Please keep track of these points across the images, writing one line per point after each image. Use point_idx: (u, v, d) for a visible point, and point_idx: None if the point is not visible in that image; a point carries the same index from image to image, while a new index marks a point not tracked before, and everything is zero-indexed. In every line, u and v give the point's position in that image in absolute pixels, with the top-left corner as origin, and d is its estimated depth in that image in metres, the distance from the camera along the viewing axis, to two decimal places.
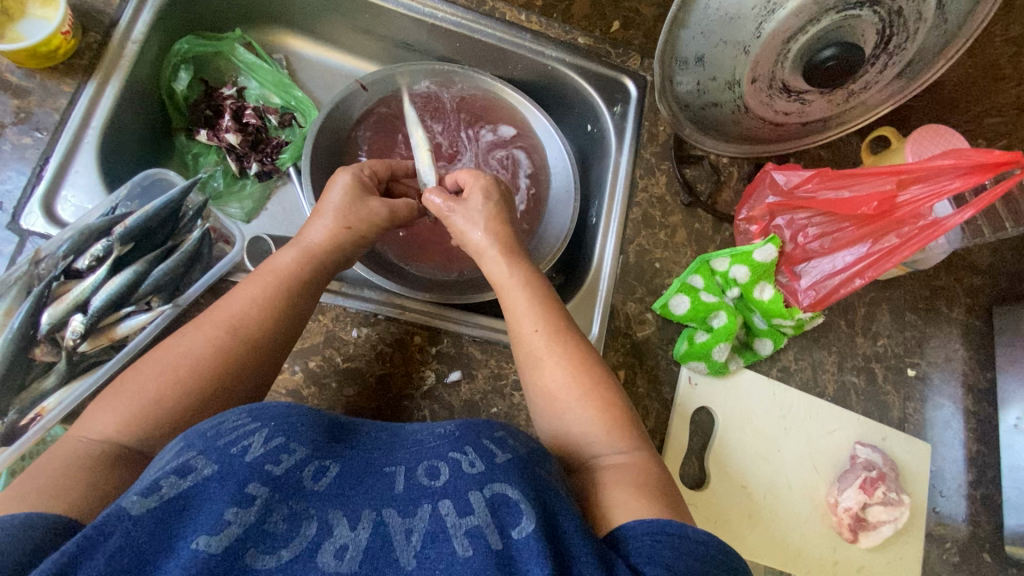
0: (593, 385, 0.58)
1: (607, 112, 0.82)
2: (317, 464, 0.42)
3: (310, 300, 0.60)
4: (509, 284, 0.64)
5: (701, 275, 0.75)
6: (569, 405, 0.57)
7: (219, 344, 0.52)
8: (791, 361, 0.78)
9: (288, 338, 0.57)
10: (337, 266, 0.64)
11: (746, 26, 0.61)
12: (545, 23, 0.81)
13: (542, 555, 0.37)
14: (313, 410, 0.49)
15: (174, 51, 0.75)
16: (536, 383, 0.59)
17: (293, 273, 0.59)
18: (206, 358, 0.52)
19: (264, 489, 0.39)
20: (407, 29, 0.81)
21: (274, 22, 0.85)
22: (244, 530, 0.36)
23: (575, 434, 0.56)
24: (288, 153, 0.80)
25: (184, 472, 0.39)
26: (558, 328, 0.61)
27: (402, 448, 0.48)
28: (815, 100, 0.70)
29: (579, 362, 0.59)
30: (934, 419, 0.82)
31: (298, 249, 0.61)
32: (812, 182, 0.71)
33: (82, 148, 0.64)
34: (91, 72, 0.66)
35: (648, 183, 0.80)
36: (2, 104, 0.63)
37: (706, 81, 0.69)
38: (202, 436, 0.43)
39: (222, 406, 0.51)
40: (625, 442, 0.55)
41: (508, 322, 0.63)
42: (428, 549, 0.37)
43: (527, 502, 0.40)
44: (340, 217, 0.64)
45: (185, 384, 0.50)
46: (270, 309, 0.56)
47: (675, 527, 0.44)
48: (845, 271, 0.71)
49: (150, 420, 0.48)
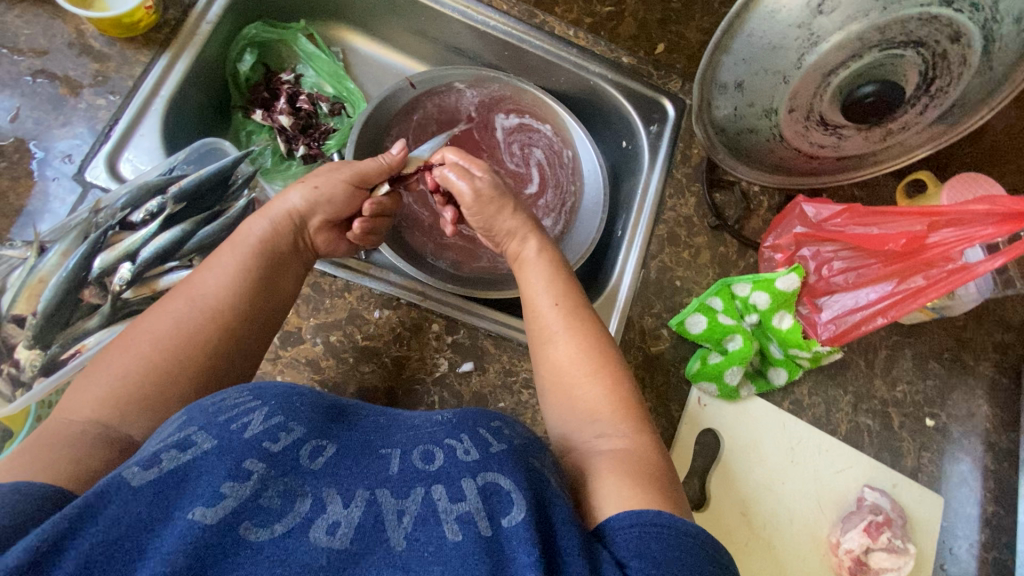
0: (602, 364, 0.59)
1: (643, 130, 0.84)
2: (314, 445, 0.43)
3: (278, 272, 0.61)
4: (533, 262, 0.67)
5: (721, 297, 0.75)
6: (575, 381, 0.58)
7: (182, 324, 0.53)
8: (805, 396, 0.78)
9: (265, 317, 0.59)
10: (300, 232, 0.64)
11: (787, 56, 0.62)
12: (591, 40, 0.84)
13: (530, 544, 0.38)
14: (315, 392, 0.51)
15: (243, 35, 0.80)
16: (547, 352, 0.61)
17: (256, 246, 0.60)
18: (174, 327, 0.53)
19: (260, 465, 0.39)
20: (459, 34, 0.84)
21: (336, 16, 0.89)
22: (239, 504, 0.37)
23: (580, 407, 0.57)
24: (334, 140, 0.84)
25: (184, 446, 0.40)
26: (576, 307, 0.63)
27: (399, 431, 0.49)
28: (851, 136, 0.70)
29: (593, 340, 0.60)
30: (950, 474, 0.79)
31: (268, 220, 0.62)
32: (841, 217, 0.72)
33: (149, 114, 0.69)
34: (166, 46, 0.71)
35: (677, 203, 0.81)
36: (84, 66, 0.69)
37: (743, 107, 0.70)
38: (203, 412, 0.44)
39: (212, 381, 0.53)
40: (638, 431, 0.55)
41: (524, 297, 0.66)
42: (419, 531, 0.38)
43: (519, 493, 0.41)
44: (308, 180, 0.65)
45: (165, 356, 0.51)
46: (237, 282, 0.57)
47: (664, 520, 0.43)
48: (867, 308, 0.71)
49: (150, 379, 0.50)
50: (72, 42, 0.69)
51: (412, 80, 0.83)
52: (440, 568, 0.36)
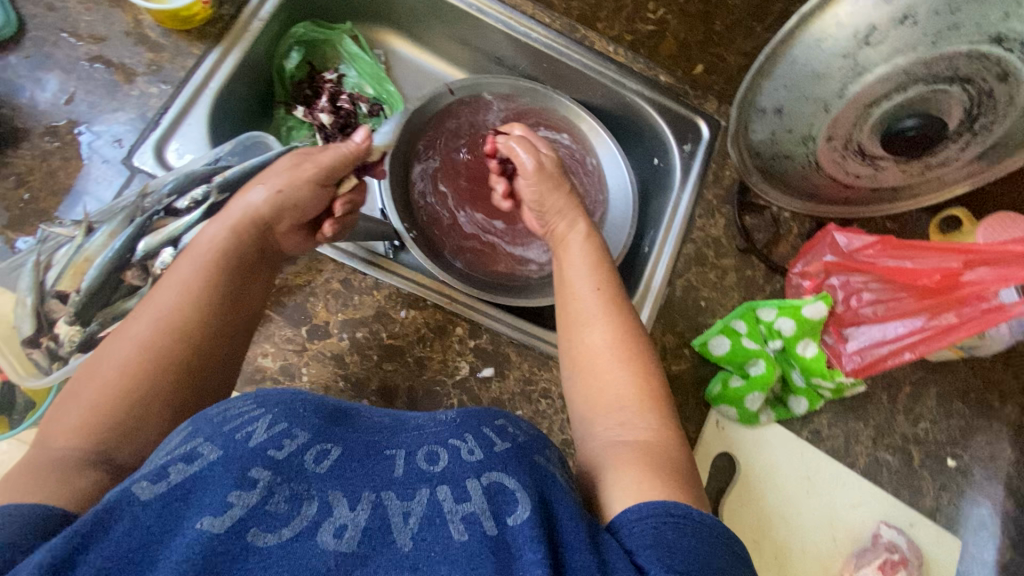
0: (634, 351, 0.59)
1: (676, 149, 0.84)
2: (319, 448, 0.44)
3: (242, 274, 0.59)
4: (576, 243, 0.69)
5: (746, 320, 0.74)
6: (607, 365, 0.58)
7: (148, 343, 0.51)
8: (824, 426, 0.77)
9: (235, 319, 0.57)
10: (264, 236, 0.62)
11: (830, 84, 0.62)
12: (630, 57, 0.85)
13: (535, 543, 0.38)
14: (316, 397, 0.51)
15: (292, 33, 0.82)
16: (580, 334, 0.61)
17: (214, 249, 0.58)
18: (139, 347, 0.51)
19: (266, 473, 0.40)
20: (500, 45, 0.86)
21: (380, 21, 0.91)
22: (246, 512, 0.37)
23: (608, 394, 0.57)
24: (371, 141, 0.86)
25: (191, 458, 0.40)
26: (614, 291, 0.64)
27: (404, 432, 0.49)
28: (888, 167, 0.69)
29: (626, 328, 0.61)
30: (969, 516, 0.78)
31: (224, 224, 0.60)
32: (874, 248, 0.71)
33: (197, 105, 0.71)
34: (219, 39, 0.73)
35: (705, 223, 0.81)
36: (139, 55, 0.71)
37: (780, 132, 0.70)
38: (208, 422, 0.44)
39: (186, 396, 0.51)
40: (662, 423, 0.54)
41: (563, 279, 0.67)
42: (425, 532, 0.39)
43: (524, 491, 0.41)
44: (269, 181, 0.63)
45: (127, 378, 0.49)
46: (201, 291, 0.55)
47: (679, 509, 0.44)
48: (895, 341, 0.70)
49: (118, 401, 0.47)
50: (129, 31, 0.71)
51: (450, 87, 0.84)
52: (447, 567, 0.37)
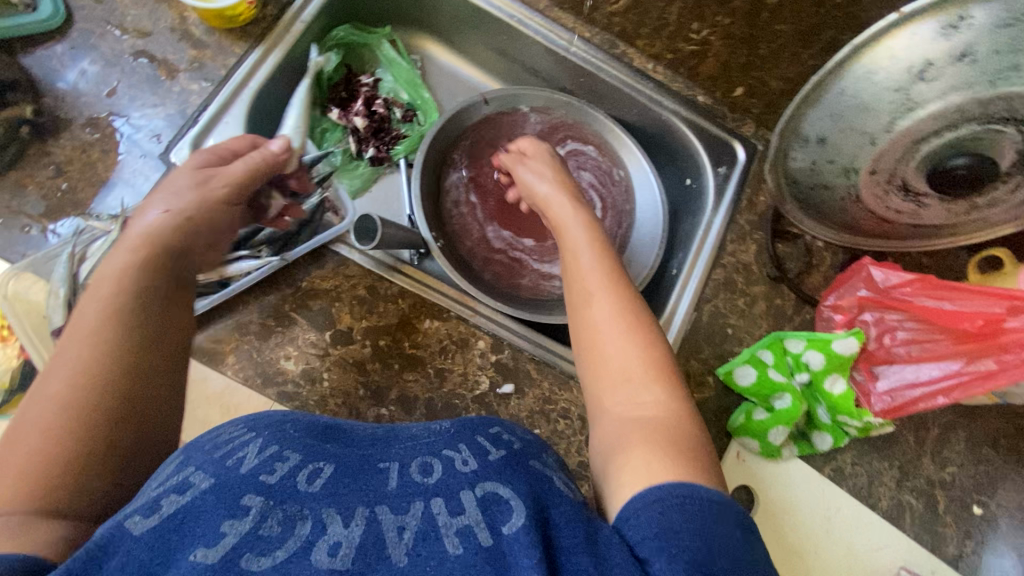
0: (639, 321, 0.54)
1: (711, 171, 0.83)
2: (312, 467, 0.44)
3: (168, 296, 0.52)
4: (572, 223, 0.66)
5: (772, 351, 0.73)
6: (611, 337, 0.53)
7: (61, 398, 0.44)
8: (848, 464, 0.75)
9: (168, 342, 0.50)
10: (178, 261, 0.54)
11: (877, 118, 0.60)
12: (670, 76, 0.83)
13: (530, 551, 0.37)
14: (304, 417, 0.53)
15: (332, 36, 0.82)
16: (582, 312, 0.57)
17: (126, 277, 0.50)
18: (53, 403, 0.44)
19: (259, 498, 0.39)
20: (538, 57, 0.85)
21: (419, 27, 0.90)
22: (239, 540, 0.37)
23: (613, 367, 0.52)
24: (403, 146, 0.86)
25: (183, 488, 0.40)
26: (614, 264, 0.60)
27: (397, 445, 0.51)
28: (932, 205, 0.67)
29: (631, 299, 0.56)
30: (993, 567, 0.75)
31: (127, 249, 0.52)
32: (912, 286, 0.70)
33: (237, 103, 0.71)
34: (261, 39, 0.73)
35: (737, 249, 0.79)
36: (183, 51, 0.72)
37: (822, 163, 0.68)
38: (200, 450, 0.45)
39: (122, 444, 0.45)
40: (673, 397, 0.50)
41: (564, 261, 0.63)
42: (420, 547, 0.38)
43: (518, 501, 0.41)
44: (172, 204, 0.55)
45: (46, 438, 0.42)
46: (117, 322, 0.48)
47: (686, 489, 0.41)
48: (929, 385, 0.68)
49: (44, 463, 0.42)
50: (174, 27, 0.72)
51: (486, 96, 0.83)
52: None
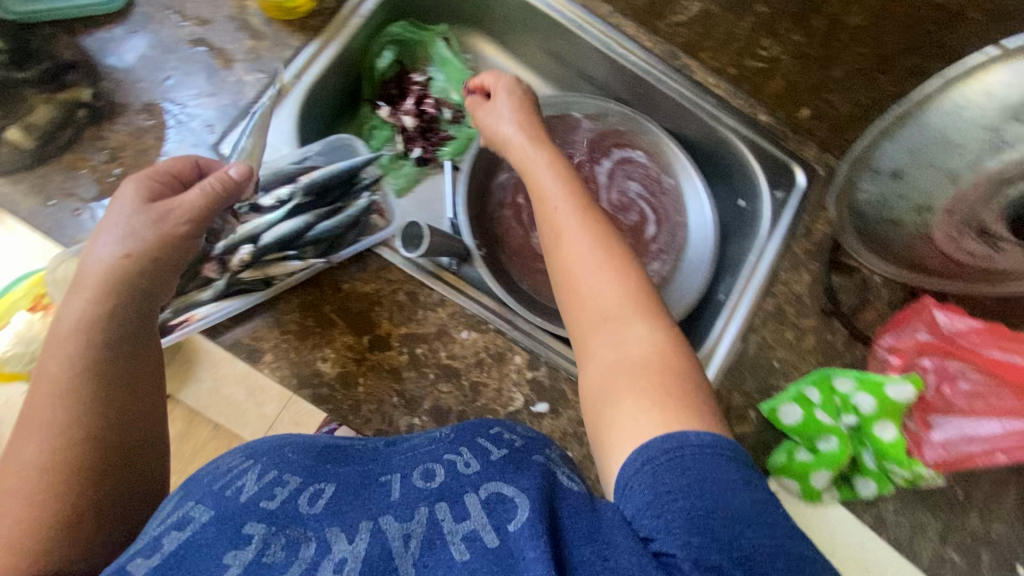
0: (612, 254, 0.54)
1: (767, 195, 0.80)
2: (312, 489, 0.45)
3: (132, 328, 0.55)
4: (534, 163, 0.63)
5: (820, 389, 0.70)
6: (590, 274, 0.53)
7: (50, 448, 0.47)
8: (890, 514, 0.69)
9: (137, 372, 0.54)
10: (140, 294, 0.56)
11: (962, 155, 0.57)
12: (731, 91, 0.80)
13: (536, 540, 0.38)
14: (307, 437, 0.52)
15: (387, 32, 0.81)
16: (557, 254, 0.56)
17: (91, 324, 0.52)
18: (42, 453, 0.47)
19: (260, 526, 0.41)
20: (596, 64, 0.83)
21: (475, 26, 0.88)
22: (243, 569, 0.38)
23: (595, 304, 0.52)
24: (450, 148, 0.85)
25: (183, 524, 0.41)
26: (579, 197, 0.59)
27: (399, 455, 0.51)
28: (1009, 250, 0.62)
29: (604, 234, 0.56)
30: None
31: (84, 298, 0.53)
32: (976, 334, 0.69)
33: (289, 97, 0.72)
34: (318, 32, 0.73)
35: (789, 278, 0.76)
36: (240, 41, 0.71)
37: (892, 197, 0.64)
38: (200, 484, 0.46)
39: (112, 481, 0.49)
40: (656, 329, 0.50)
41: (534, 204, 0.61)
42: (427, 556, 0.39)
43: (524, 497, 0.41)
44: (128, 244, 0.55)
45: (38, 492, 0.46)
46: (88, 364, 0.51)
47: (673, 443, 0.40)
48: (988, 440, 0.66)
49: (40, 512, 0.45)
50: (233, 16, 0.72)
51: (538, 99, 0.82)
52: None
